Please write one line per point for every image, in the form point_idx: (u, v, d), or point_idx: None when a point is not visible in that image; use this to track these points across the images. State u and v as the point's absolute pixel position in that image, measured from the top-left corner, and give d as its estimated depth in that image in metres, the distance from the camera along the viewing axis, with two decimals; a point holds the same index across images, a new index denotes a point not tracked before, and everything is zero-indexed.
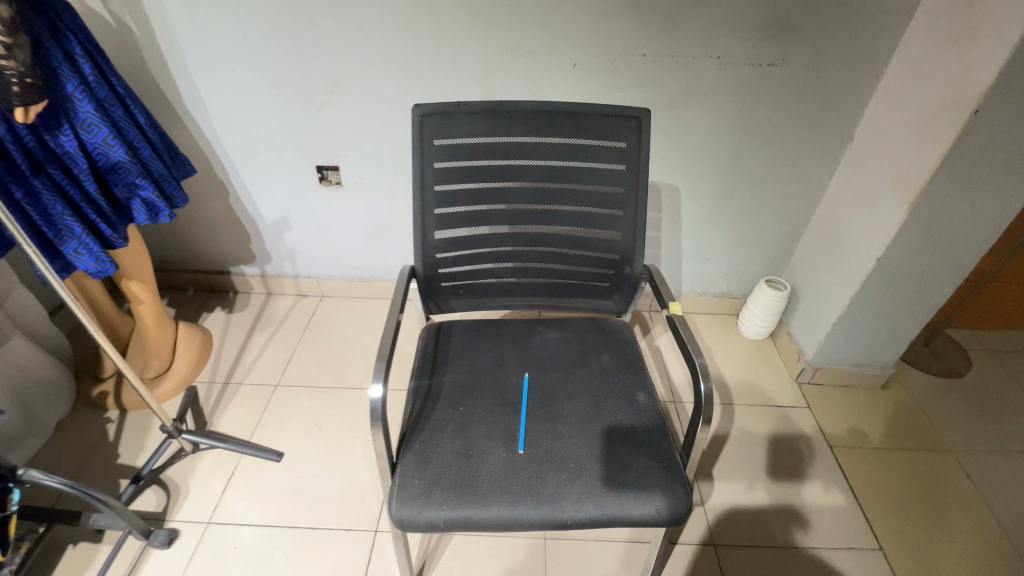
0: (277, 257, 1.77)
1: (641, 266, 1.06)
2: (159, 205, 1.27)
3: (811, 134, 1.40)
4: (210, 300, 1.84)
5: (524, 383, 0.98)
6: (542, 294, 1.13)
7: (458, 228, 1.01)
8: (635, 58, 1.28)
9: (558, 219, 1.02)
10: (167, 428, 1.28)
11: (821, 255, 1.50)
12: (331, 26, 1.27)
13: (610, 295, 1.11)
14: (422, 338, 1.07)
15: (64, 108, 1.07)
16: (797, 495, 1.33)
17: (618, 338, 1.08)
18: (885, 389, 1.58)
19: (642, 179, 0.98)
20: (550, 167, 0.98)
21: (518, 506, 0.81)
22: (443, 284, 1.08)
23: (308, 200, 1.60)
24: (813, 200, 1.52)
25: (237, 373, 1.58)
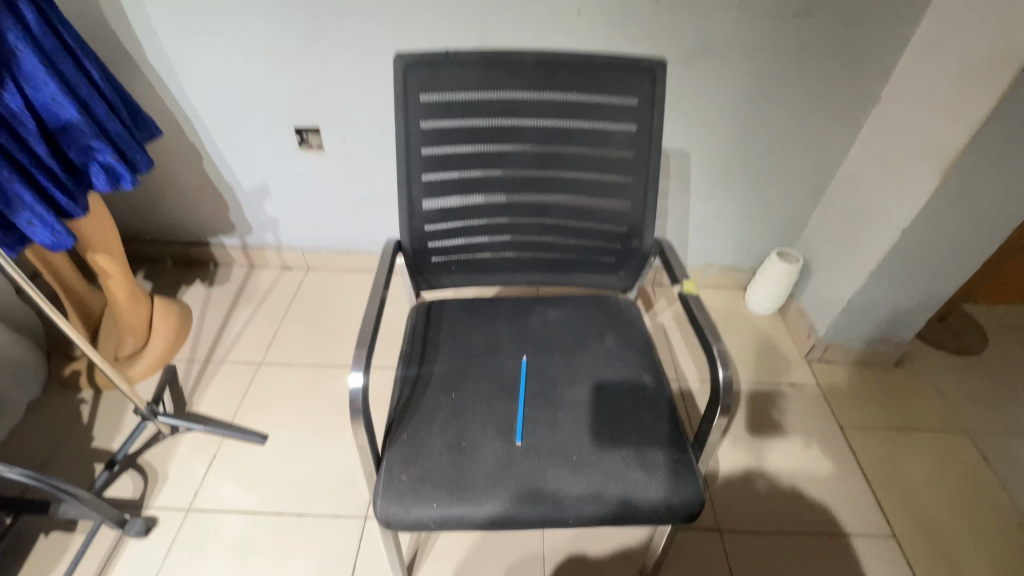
0: (258, 227, 1.66)
1: (651, 239, 0.96)
2: (120, 171, 1.16)
3: (834, 94, 1.28)
4: (188, 272, 1.74)
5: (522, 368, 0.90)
6: (541, 270, 1.04)
7: (449, 196, 0.91)
8: (645, 5, 1.16)
9: (560, 187, 0.92)
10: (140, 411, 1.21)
11: (838, 226, 1.41)
12: None
13: (615, 271, 1.02)
14: (411, 319, 0.98)
15: (5, 60, 0.95)
16: (806, 478, 1.28)
17: (623, 318, 0.99)
18: (897, 366, 1.52)
19: (655, 141, 0.88)
20: (552, 128, 0.87)
21: (516, 504, 0.74)
22: (433, 259, 0.98)
23: (288, 165, 1.48)
24: (831, 166, 1.42)
25: (218, 351, 1.50)
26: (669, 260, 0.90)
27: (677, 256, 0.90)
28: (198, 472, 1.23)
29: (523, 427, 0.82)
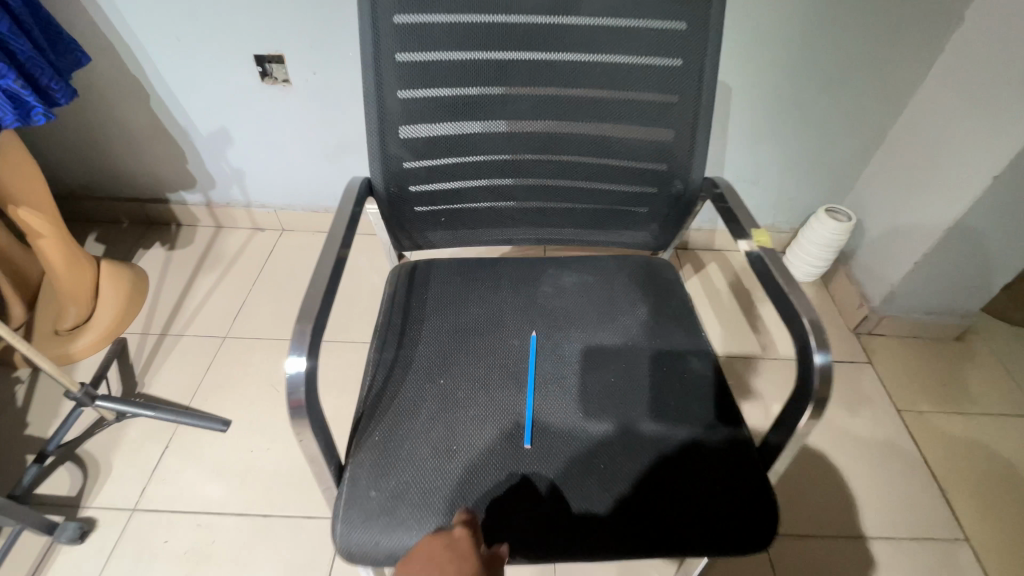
0: (223, 181, 1.44)
1: (698, 182, 0.75)
2: (30, 102, 0.93)
3: (914, 11, 1.04)
4: (147, 234, 1.53)
5: (531, 347, 0.70)
6: (554, 223, 0.83)
7: (435, 123, 0.69)
8: None
9: (580, 111, 0.70)
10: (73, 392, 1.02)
11: (904, 177, 1.19)
12: None
13: (648, 224, 0.81)
14: (390, 284, 0.78)
15: None
16: (859, 472, 1.10)
17: (659, 282, 0.79)
18: (958, 342, 1.33)
19: (711, 47, 0.65)
20: (572, 27, 0.64)
21: (523, 531, 0.56)
22: (417, 208, 0.77)
23: (249, 104, 1.25)
24: (898, 105, 1.18)
25: (177, 323, 1.30)
26: (726, 207, 0.68)
27: (737, 200, 0.69)
28: (146, 465, 1.05)
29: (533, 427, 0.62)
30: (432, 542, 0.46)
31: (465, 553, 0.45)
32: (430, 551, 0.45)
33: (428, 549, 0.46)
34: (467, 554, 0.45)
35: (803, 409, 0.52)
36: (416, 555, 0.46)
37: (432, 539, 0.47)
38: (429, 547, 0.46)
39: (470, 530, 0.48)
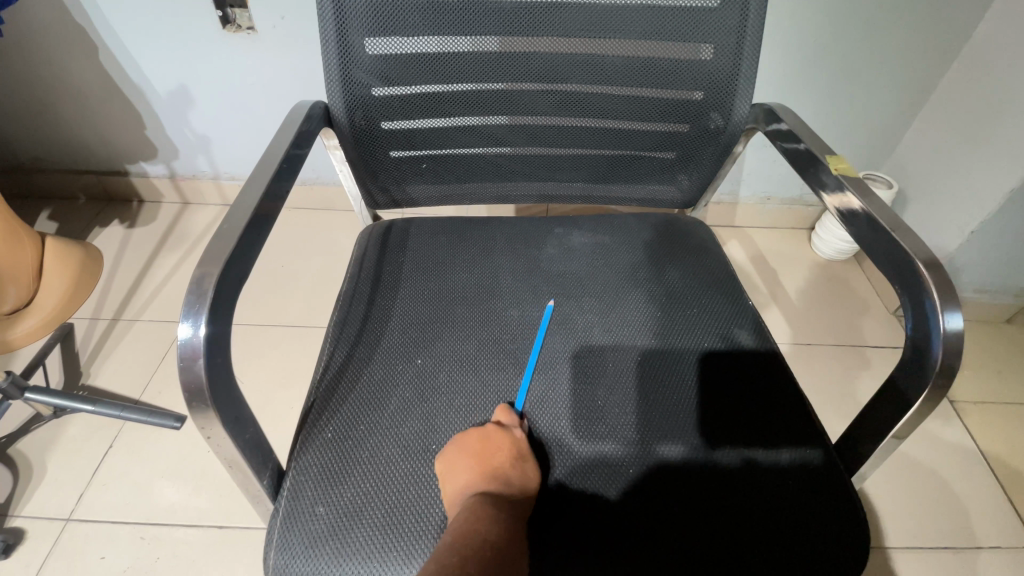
0: (186, 149, 1.29)
1: (741, 116, 0.60)
2: None
3: None
4: (106, 210, 1.38)
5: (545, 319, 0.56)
6: (561, 174, 0.68)
7: (412, 37, 0.54)
8: None
9: (594, 23, 0.56)
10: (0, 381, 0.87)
11: (955, 136, 1.05)
12: None
13: (675, 173, 0.67)
14: (358, 246, 0.63)
15: None
16: (906, 470, 0.96)
17: (689, 243, 0.65)
18: (1009, 324, 1.19)
19: None
20: None
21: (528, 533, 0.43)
22: (393, 153, 0.63)
23: (211, 56, 1.10)
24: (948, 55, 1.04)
25: (132, 306, 1.16)
26: (799, 147, 0.53)
27: (807, 134, 0.54)
28: (86, 467, 0.90)
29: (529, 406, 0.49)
30: (497, 434, 0.45)
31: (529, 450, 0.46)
32: (500, 442, 0.45)
33: (494, 437, 0.45)
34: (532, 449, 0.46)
35: (917, 390, 0.39)
36: (483, 445, 0.44)
37: (495, 432, 0.45)
38: (495, 434, 0.45)
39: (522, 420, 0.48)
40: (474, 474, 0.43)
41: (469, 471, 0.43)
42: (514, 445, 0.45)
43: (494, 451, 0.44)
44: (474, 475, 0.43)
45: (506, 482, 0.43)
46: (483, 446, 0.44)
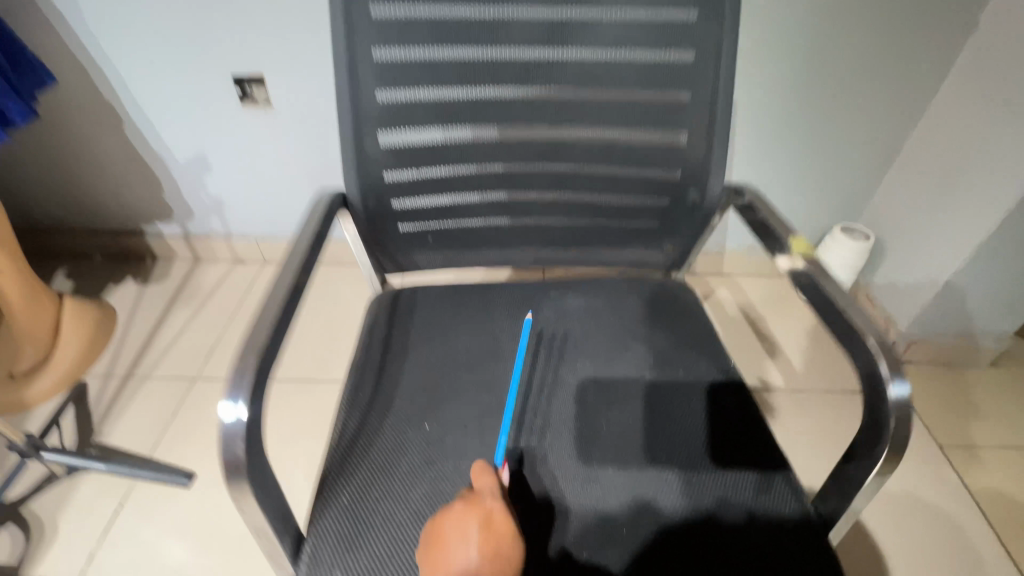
0: (201, 211, 1.36)
1: (717, 192, 0.67)
2: None
3: (924, 19, 0.99)
4: (121, 269, 1.44)
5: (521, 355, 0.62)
6: (555, 242, 0.74)
7: (417, 128, 0.61)
8: None
9: (582, 114, 0.63)
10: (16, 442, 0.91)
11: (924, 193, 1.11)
12: None
13: (661, 240, 0.72)
14: (368, 316, 0.68)
15: None
16: (901, 516, 0.98)
17: (675, 304, 0.70)
18: (994, 368, 1.21)
19: (729, 36, 0.59)
20: (567, 16, 0.57)
21: None
22: (400, 227, 0.68)
23: (228, 127, 1.18)
24: (910, 118, 1.12)
25: (144, 363, 1.20)
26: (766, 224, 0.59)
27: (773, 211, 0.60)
28: (96, 527, 0.92)
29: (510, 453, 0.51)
30: (458, 517, 0.45)
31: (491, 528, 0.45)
32: (465, 521, 0.45)
33: (459, 516, 0.45)
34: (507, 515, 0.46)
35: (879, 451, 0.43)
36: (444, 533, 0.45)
37: (455, 515, 0.45)
38: (460, 512, 0.46)
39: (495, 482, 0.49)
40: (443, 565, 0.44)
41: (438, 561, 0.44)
42: (480, 519, 0.45)
43: (460, 531, 0.44)
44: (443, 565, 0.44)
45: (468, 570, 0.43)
46: (450, 528, 0.45)
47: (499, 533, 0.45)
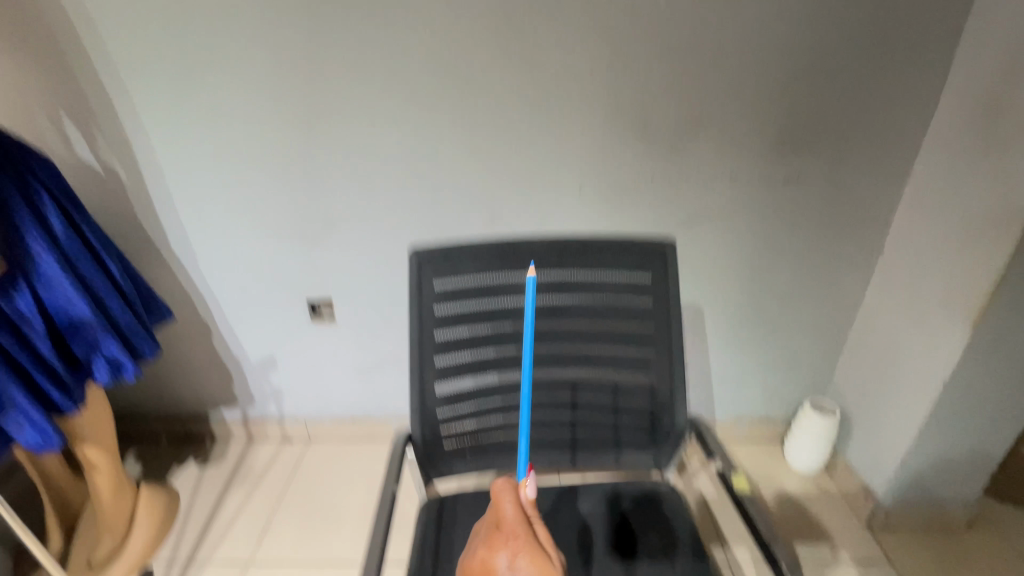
0: (261, 399, 1.59)
1: (683, 418, 0.91)
2: (124, 362, 1.05)
3: (844, 247, 1.26)
4: (183, 451, 1.62)
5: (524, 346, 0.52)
6: (563, 452, 0.94)
7: (462, 379, 0.87)
8: (642, 181, 1.17)
9: (578, 363, 0.90)
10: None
11: (871, 379, 1.31)
12: (319, 161, 1.18)
13: (647, 449, 0.94)
14: (420, 523, 0.86)
15: (21, 266, 0.91)
16: None
17: (663, 509, 0.92)
18: (971, 530, 1.31)
19: (674, 314, 0.88)
20: (564, 305, 0.88)
21: None
22: (446, 446, 0.90)
23: (295, 337, 1.46)
24: (850, 316, 1.36)
25: (204, 547, 1.35)
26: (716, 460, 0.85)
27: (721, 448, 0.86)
28: None
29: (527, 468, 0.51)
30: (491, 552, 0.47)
31: (522, 546, 0.47)
32: (492, 553, 0.47)
33: (486, 550, 0.47)
34: (531, 543, 0.47)
35: None
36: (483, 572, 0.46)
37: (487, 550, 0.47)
38: (487, 547, 0.47)
39: (514, 507, 0.49)
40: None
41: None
42: (505, 552, 0.46)
43: (489, 565, 0.46)
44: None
45: None
46: (481, 562, 0.47)
47: (525, 561, 0.45)
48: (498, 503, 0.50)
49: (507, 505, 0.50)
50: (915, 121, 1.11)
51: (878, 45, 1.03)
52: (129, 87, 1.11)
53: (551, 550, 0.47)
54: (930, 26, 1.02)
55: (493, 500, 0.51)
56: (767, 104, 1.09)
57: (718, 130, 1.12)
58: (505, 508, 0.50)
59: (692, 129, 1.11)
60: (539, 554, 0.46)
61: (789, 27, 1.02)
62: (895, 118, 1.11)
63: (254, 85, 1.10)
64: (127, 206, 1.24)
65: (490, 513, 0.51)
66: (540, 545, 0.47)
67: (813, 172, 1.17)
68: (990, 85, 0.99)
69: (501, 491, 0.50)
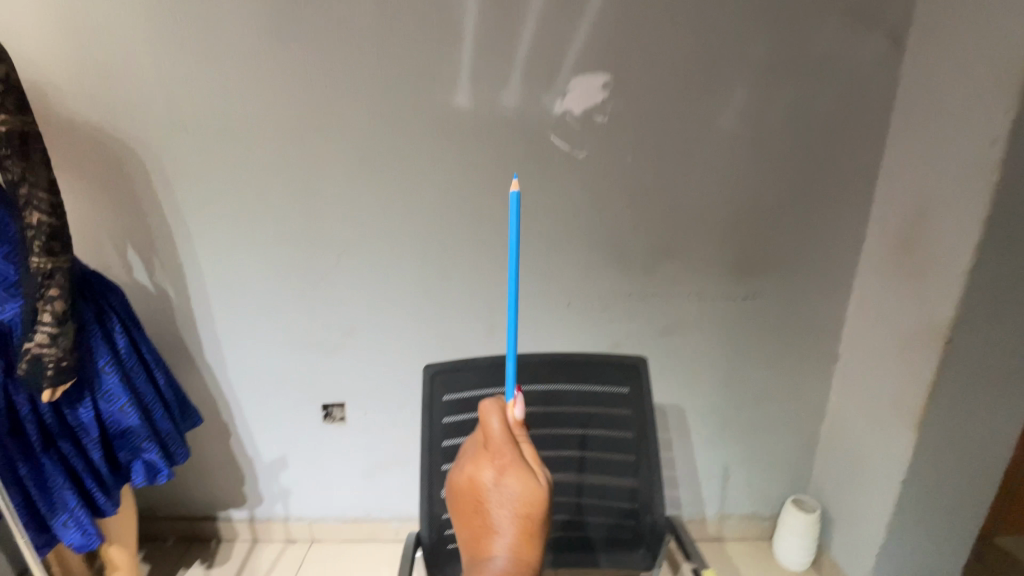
0: (269, 499, 1.66)
1: (663, 516, 1.01)
2: (160, 466, 1.16)
3: (805, 352, 1.42)
4: (189, 552, 1.66)
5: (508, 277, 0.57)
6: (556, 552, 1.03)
7: None
8: (621, 297, 1.36)
9: (567, 465, 1.02)
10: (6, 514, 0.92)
11: (843, 475, 1.42)
12: (343, 282, 1.37)
13: (632, 547, 1.03)
14: None
15: (90, 382, 1.05)
16: None
17: None
18: None
19: (649, 421, 1.01)
20: (554, 414, 1.02)
21: (544, 519, 0.52)
22: (450, 546, 1.00)
23: (309, 438, 1.57)
24: (818, 413, 1.49)
25: None
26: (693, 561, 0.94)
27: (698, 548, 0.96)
28: None
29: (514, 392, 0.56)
30: (478, 470, 0.53)
31: (507, 462, 0.53)
32: (480, 469, 0.54)
33: (474, 467, 0.54)
34: (516, 460, 0.53)
35: None
36: (470, 488, 0.53)
37: (474, 468, 0.54)
38: (475, 462, 0.54)
39: (500, 424, 0.55)
40: (470, 506, 0.54)
41: (466, 501, 0.54)
42: (490, 467, 0.53)
43: (476, 478, 0.53)
44: (470, 505, 0.54)
45: (502, 504, 0.52)
46: (468, 476, 0.54)
47: (511, 478, 0.52)
48: (485, 421, 0.56)
49: (493, 424, 0.55)
50: (849, 248, 1.32)
51: (808, 191, 1.26)
52: (189, 224, 1.30)
53: (536, 465, 0.53)
54: (850, 176, 1.25)
55: (481, 418, 0.56)
56: (722, 235, 1.30)
57: (684, 256, 1.32)
58: (492, 425, 0.55)
59: (661, 255, 1.32)
60: (523, 471, 0.52)
61: (734, 177, 1.25)
62: (832, 245, 1.31)
63: (292, 222, 1.30)
64: (169, 320, 1.39)
65: (481, 433, 0.57)
66: (524, 462, 0.54)
67: (769, 289, 1.36)
68: (899, 225, 1.20)
69: (488, 410, 0.56)
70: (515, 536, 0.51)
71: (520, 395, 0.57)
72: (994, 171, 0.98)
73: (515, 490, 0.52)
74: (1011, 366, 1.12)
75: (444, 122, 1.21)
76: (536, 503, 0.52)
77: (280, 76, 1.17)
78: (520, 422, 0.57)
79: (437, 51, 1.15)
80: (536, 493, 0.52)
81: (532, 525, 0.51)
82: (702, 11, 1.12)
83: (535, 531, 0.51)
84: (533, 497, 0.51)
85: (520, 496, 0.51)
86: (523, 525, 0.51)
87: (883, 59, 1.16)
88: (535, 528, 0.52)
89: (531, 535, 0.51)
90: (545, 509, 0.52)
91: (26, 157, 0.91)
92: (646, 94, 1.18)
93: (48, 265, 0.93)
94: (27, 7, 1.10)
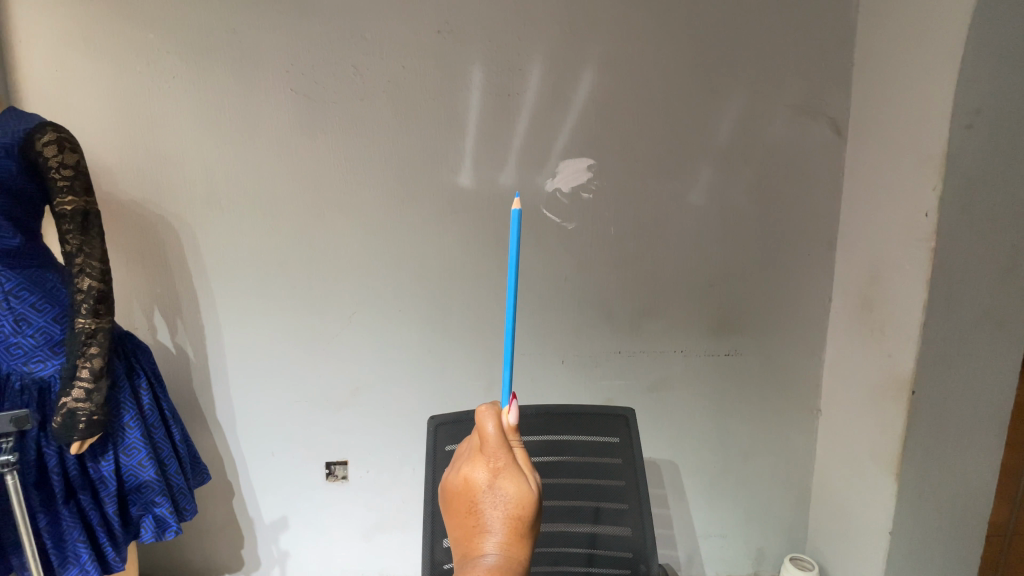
0: (266, 563, 1.65)
1: (658, 565, 1.04)
2: (168, 521, 1.20)
3: (788, 406, 1.50)
4: None
5: (511, 294, 0.64)
6: None
7: None
8: (613, 354, 1.45)
9: (564, 514, 1.07)
10: (19, 519, 1.00)
11: (836, 530, 1.44)
12: (352, 341, 1.47)
13: None
14: None
15: (115, 436, 1.12)
16: None
17: None
18: None
19: (640, 469, 1.08)
20: (550, 462, 1.09)
21: (533, 518, 0.61)
22: None
23: (310, 497, 1.59)
24: (807, 468, 1.54)
25: None
26: None
27: None
28: None
29: (509, 401, 0.65)
30: (475, 472, 0.62)
31: (500, 466, 0.62)
32: (476, 471, 0.62)
33: (471, 469, 0.63)
34: (509, 463, 0.62)
35: None
36: (467, 488, 0.62)
37: (472, 470, 0.63)
38: (473, 465, 0.63)
39: (496, 429, 0.63)
40: (466, 505, 0.62)
41: (463, 501, 0.62)
42: (486, 470, 0.62)
43: (473, 480, 0.62)
44: (466, 504, 0.62)
45: (495, 503, 0.60)
46: (466, 478, 0.63)
47: (504, 481, 0.61)
48: (482, 426, 0.64)
49: (490, 429, 0.64)
50: (819, 306, 1.43)
51: (777, 256, 1.40)
52: (213, 288, 1.41)
53: (527, 470, 0.63)
54: (813, 243, 1.40)
55: (478, 423, 0.65)
56: (701, 297, 1.42)
57: (668, 315, 1.43)
58: (488, 430, 0.64)
59: (648, 315, 1.43)
60: (515, 475, 0.61)
61: (708, 244, 1.39)
62: (804, 304, 1.43)
63: (308, 286, 1.42)
64: (185, 379, 1.47)
65: (478, 436, 0.66)
66: (516, 466, 0.63)
67: (749, 346, 1.46)
68: (859, 286, 1.33)
69: (484, 415, 0.64)
70: (505, 535, 0.59)
71: (514, 403, 0.65)
72: (930, 238, 1.12)
73: (507, 491, 0.60)
74: (975, 420, 1.20)
75: (449, 200, 1.37)
76: (527, 504, 0.60)
77: (305, 161, 1.34)
78: (513, 427, 0.66)
79: (444, 140, 1.33)
80: (527, 495, 0.60)
81: (521, 522, 0.60)
82: (670, 107, 1.31)
83: (523, 528, 0.60)
84: (524, 497, 0.60)
85: (512, 497, 0.60)
86: (514, 524, 0.60)
87: (829, 144, 1.34)
88: (523, 528, 0.60)
89: (520, 533, 0.60)
90: (533, 510, 0.60)
91: (84, 231, 1.04)
92: (627, 173, 1.34)
93: (92, 325, 1.03)
94: (90, 103, 1.27)
